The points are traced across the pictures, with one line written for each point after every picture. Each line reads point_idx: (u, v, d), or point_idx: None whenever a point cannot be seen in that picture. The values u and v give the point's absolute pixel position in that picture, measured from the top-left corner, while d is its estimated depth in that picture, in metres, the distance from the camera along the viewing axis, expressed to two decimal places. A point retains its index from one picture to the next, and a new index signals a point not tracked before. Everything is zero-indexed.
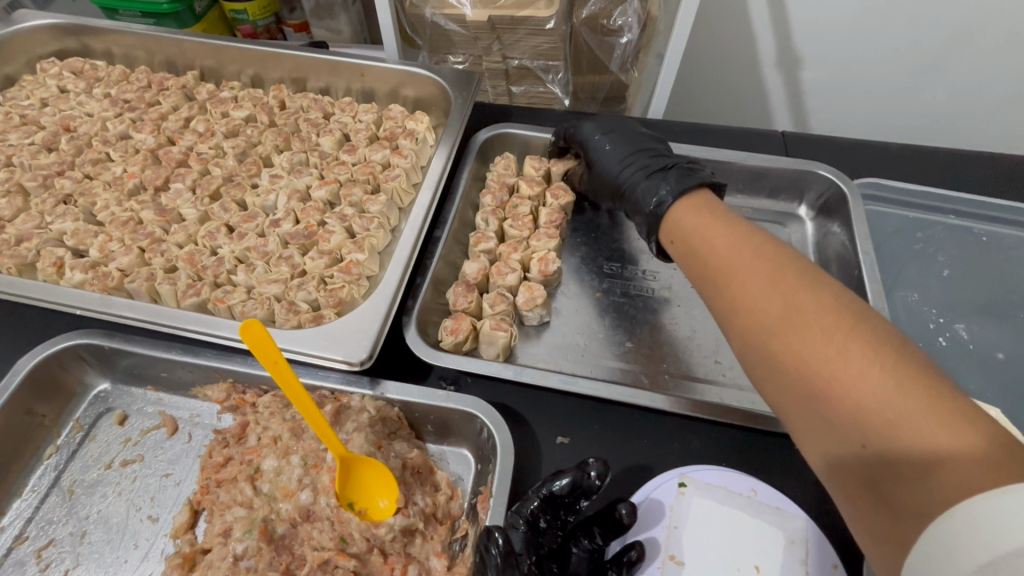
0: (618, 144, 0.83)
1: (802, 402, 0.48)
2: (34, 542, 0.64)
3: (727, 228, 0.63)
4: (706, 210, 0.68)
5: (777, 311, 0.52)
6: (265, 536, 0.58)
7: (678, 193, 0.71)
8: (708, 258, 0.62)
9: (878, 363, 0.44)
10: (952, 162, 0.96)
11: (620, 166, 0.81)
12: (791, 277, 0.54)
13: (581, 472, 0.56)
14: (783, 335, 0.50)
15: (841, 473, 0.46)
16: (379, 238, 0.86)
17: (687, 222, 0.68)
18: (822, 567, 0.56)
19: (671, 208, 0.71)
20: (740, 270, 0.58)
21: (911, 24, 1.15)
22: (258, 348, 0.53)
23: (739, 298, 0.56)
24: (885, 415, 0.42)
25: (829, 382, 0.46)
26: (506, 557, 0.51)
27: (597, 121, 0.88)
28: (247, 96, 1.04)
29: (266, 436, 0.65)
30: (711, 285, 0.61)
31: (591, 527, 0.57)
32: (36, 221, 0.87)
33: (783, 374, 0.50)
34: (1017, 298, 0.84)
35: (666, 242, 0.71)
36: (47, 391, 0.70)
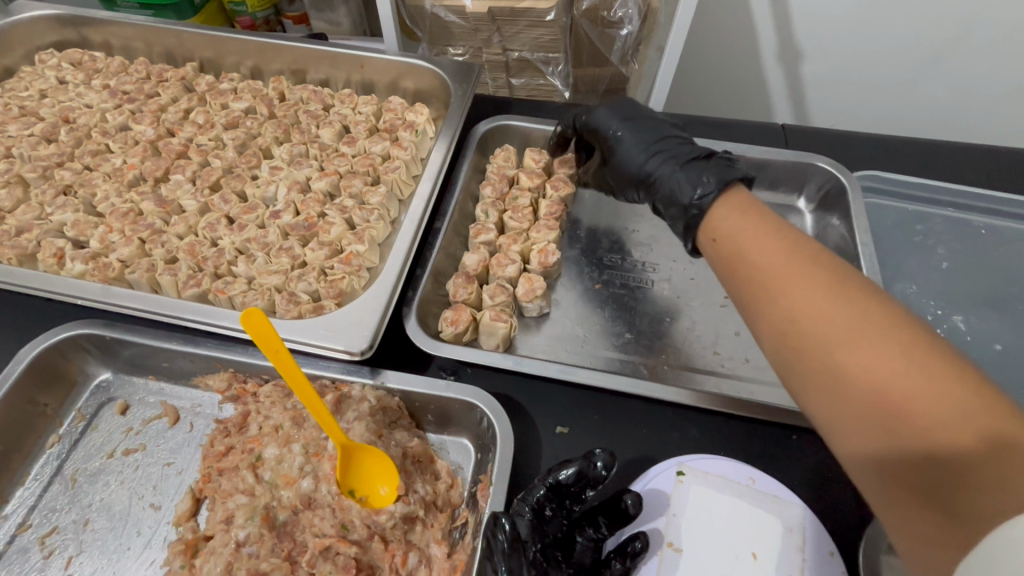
0: (644, 132, 0.79)
1: (857, 410, 0.47)
2: (37, 529, 0.64)
3: (769, 228, 0.60)
4: (743, 208, 0.64)
5: (832, 316, 0.50)
6: (267, 523, 0.59)
7: (721, 186, 0.67)
8: (751, 257, 0.58)
9: (943, 373, 0.43)
10: (951, 155, 0.96)
11: (645, 156, 0.77)
12: (843, 283, 0.52)
13: (587, 462, 0.56)
14: (840, 341, 0.48)
15: (893, 481, 0.44)
16: (379, 229, 0.86)
17: (727, 219, 0.64)
18: (819, 556, 0.56)
19: (713, 203, 0.67)
20: (788, 271, 0.55)
21: (912, 17, 1.15)
22: (261, 337, 0.54)
23: (787, 301, 0.53)
24: (953, 425, 0.42)
25: (892, 392, 0.45)
26: (513, 542, 0.52)
27: (613, 106, 0.83)
28: (246, 88, 1.04)
29: (268, 425, 0.65)
30: (751, 285, 0.57)
31: (596, 517, 0.57)
32: (36, 212, 0.87)
33: (836, 381, 0.48)
34: (1015, 291, 0.85)
35: (703, 237, 0.67)
36: (49, 381, 0.70)
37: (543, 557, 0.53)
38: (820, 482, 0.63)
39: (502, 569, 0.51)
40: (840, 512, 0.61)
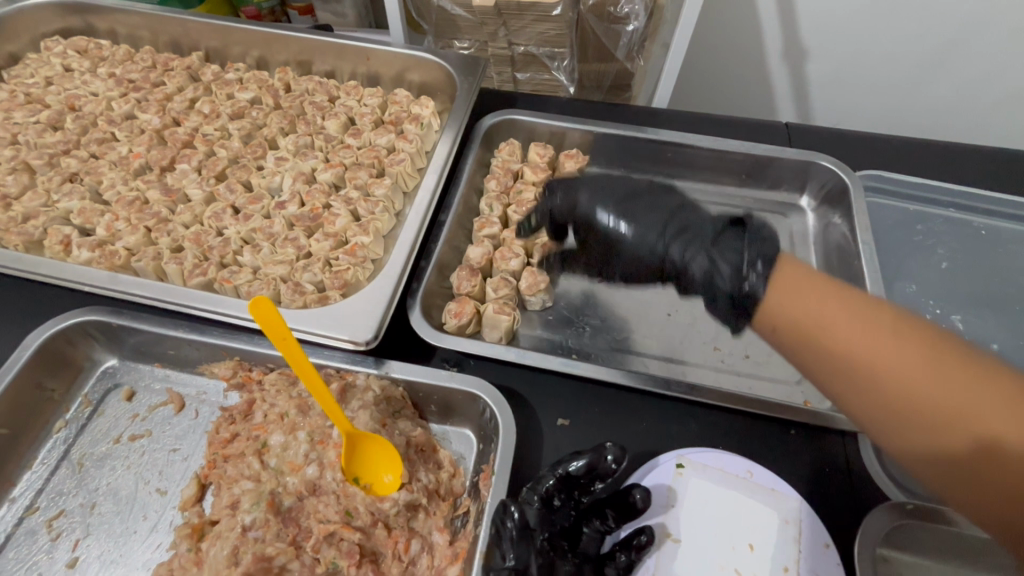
0: (647, 218, 0.74)
1: (953, 465, 0.50)
2: (45, 512, 0.65)
3: (826, 291, 0.59)
4: (795, 278, 0.61)
5: (924, 382, 0.52)
6: (272, 508, 0.59)
7: (768, 262, 0.65)
8: (824, 329, 0.57)
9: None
10: (953, 156, 0.97)
11: (666, 244, 0.72)
12: (916, 342, 0.53)
13: (597, 454, 0.57)
14: (931, 404, 0.51)
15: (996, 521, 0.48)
16: (384, 222, 0.87)
17: (783, 297, 0.61)
18: (814, 546, 0.57)
19: (764, 284, 0.63)
20: (848, 338, 0.56)
21: (918, 18, 1.15)
22: (269, 326, 0.54)
23: (872, 369, 0.54)
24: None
25: (985, 445, 0.48)
26: (523, 530, 0.52)
27: (589, 186, 0.79)
28: (252, 78, 1.05)
29: (273, 413, 0.66)
30: (829, 357, 0.57)
31: (604, 509, 0.57)
32: (42, 198, 0.87)
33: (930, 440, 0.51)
34: (1013, 291, 0.86)
35: (758, 319, 0.62)
36: (55, 366, 0.71)
37: (550, 548, 0.53)
38: (818, 475, 0.64)
39: (510, 556, 0.51)
40: (835, 505, 0.62)
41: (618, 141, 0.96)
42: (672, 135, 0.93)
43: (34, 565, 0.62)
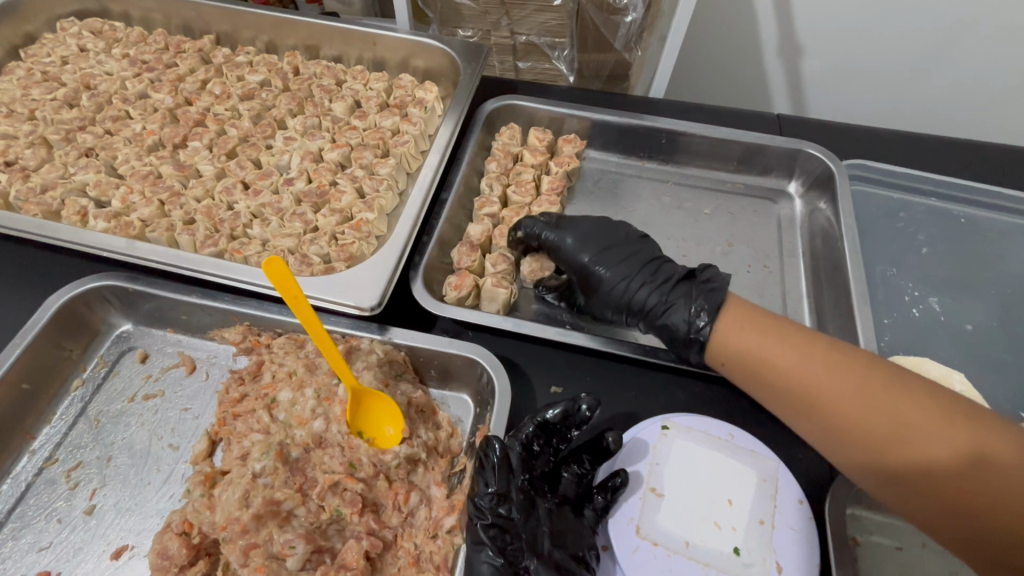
0: (615, 258, 0.75)
1: (899, 482, 0.55)
2: (63, 463, 0.69)
3: (773, 332, 0.64)
4: (750, 319, 0.65)
5: (869, 412, 0.57)
6: (281, 458, 0.63)
7: (713, 316, 0.67)
8: (781, 372, 0.62)
9: (956, 429, 0.53)
10: (937, 147, 1.01)
11: (631, 286, 0.73)
12: (858, 376, 0.59)
13: (572, 404, 0.62)
14: (876, 430, 0.56)
15: (946, 530, 0.53)
16: (388, 199, 0.90)
17: (740, 340, 0.65)
18: (788, 502, 0.61)
19: (710, 338, 0.67)
20: (797, 373, 0.61)
21: (907, 16, 1.19)
22: (282, 284, 0.57)
23: (823, 404, 0.59)
24: (983, 475, 0.51)
25: (922, 459, 0.54)
26: (505, 461, 0.57)
27: (575, 231, 0.78)
28: (262, 61, 1.08)
29: (281, 372, 0.70)
30: (789, 397, 0.62)
31: (580, 454, 0.63)
32: (59, 171, 0.91)
33: (877, 461, 0.56)
34: (989, 276, 0.90)
35: (711, 358, 0.68)
36: (73, 328, 0.75)
37: (529, 485, 0.58)
38: (792, 439, 0.68)
39: (492, 484, 0.56)
40: (806, 465, 0.66)
41: (615, 127, 0.99)
42: (667, 122, 0.97)
43: (53, 511, 0.66)
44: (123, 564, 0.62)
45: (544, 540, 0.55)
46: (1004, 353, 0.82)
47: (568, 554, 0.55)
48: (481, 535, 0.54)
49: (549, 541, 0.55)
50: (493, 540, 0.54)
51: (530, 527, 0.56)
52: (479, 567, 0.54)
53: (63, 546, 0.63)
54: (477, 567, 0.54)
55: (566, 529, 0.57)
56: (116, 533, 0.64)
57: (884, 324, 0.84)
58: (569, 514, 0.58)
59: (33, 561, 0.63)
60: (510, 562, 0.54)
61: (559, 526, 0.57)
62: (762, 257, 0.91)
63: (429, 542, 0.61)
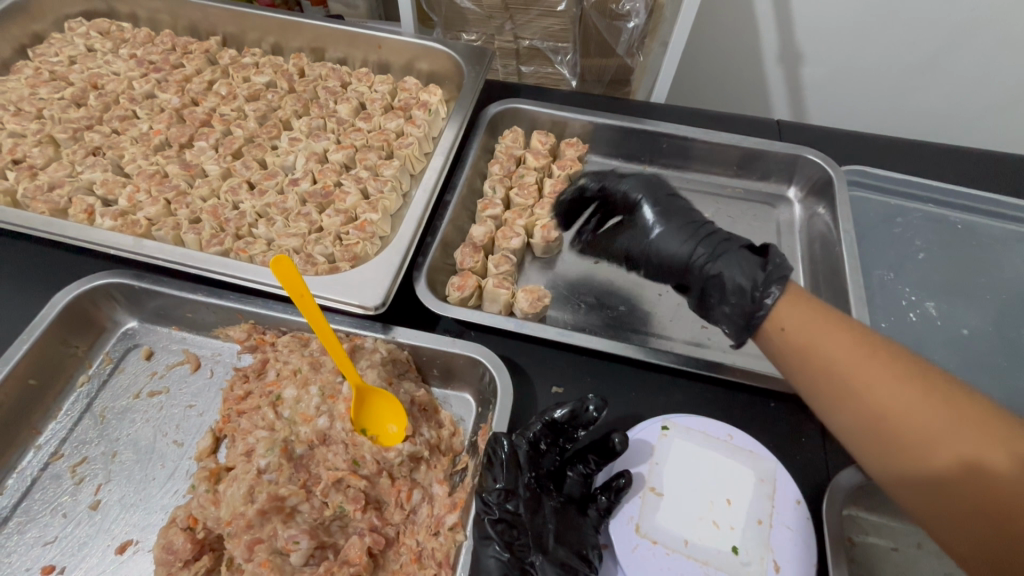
0: (678, 220, 0.75)
1: (918, 483, 0.54)
2: (68, 459, 0.69)
3: (821, 317, 0.62)
4: (801, 304, 0.64)
5: (908, 407, 0.55)
6: (286, 454, 0.63)
7: (784, 279, 0.65)
8: (826, 357, 0.60)
9: (997, 443, 0.51)
10: (934, 154, 1.02)
11: (691, 246, 0.72)
12: (904, 370, 0.57)
13: (580, 404, 0.62)
14: (910, 427, 0.54)
15: (952, 535, 0.52)
16: (392, 201, 0.91)
17: (796, 313, 0.63)
18: (786, 502, 0.62)
19: (776, 303, 0.64)
20: (841, 356, 0.59)
21: (906, 25, 1.20)
22: (287, 282, 0.58)
23: (861, 391, 0.57)
24: (1011, 490, 0.49)
25: (967, 471, 0.51)
26: (514, 457, 0.59)
27: (642, 182, 0.80)
28: (268, 63, 1.09)
29: (286, 369, 0.70)
30: (825, 377, 0.60)
31: (586, 454, 0.63)
32: (67, 169, 0.92)
33: (898, 455, 0.55)
34: (985, 281, 0.91)
35: (767, 323, 0.65)
36: (80, 325, 0.75)
37: (535, 483, 0.59)
38: (789, 440, 0.69)
39: (501, 480, 0.58)
40: (803, 466, 0.67)
41: (616, 131, 1.00)
42: (668, 126, 0.98)
43: (59, 506, 0.66)
44: (128, 559, 0.63)
45: (549, 537, 0.56)
46: (999, 357, 0.83)
47: (572, 551, 0.56)
48: (489, 530, 0.56)
49: (554, 538, 0.56)
50: (500, 535, 0.55)
51: (537, 524, 0.57)
52: (486, 562, 0.55)
53: (68, 540, 0.64)
54: (484, 561, 0.55)
55: (570, 527, 0.58)
56: (121, 528, 0.65)
57: (881, 328, 0.85)
58: (573, 513, 0.59)
59: (38, 554, 0.63)
60: (516, 556, 0.55)
61: (563, 524, 0.58)
62: None
63: (431, 539, 0.62)
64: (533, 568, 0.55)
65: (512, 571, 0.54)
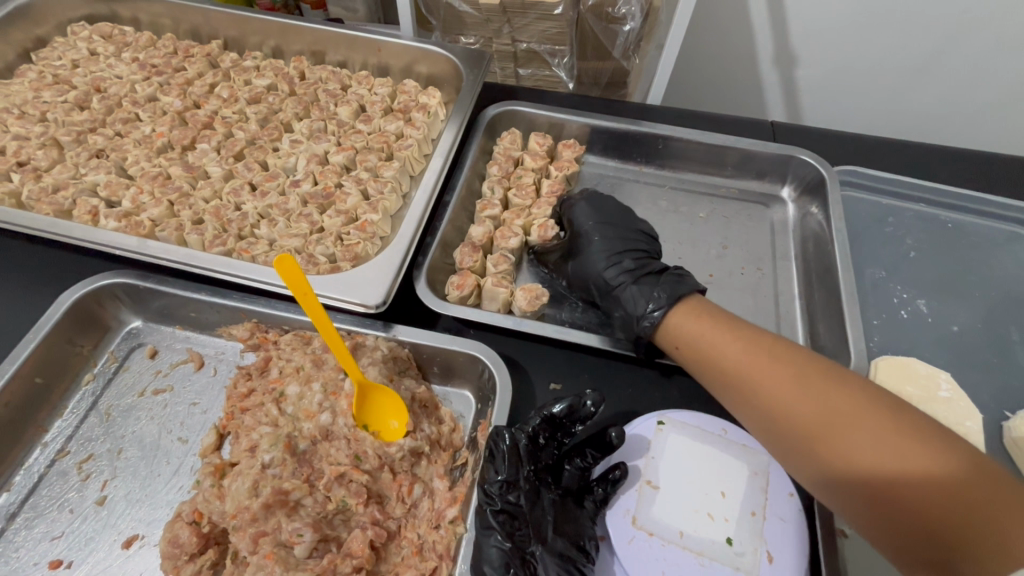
0: (607, 236, 0.83)
1: (834, 486, 0.55)
2: (75, 456, 0.71)
3: (727, 333, 0.67)
4: (705, 320, 0.69)
5: (802, 405, 0.59)
6: (289, 449, 0.65)
7: (670, 302, 0.71)
8: (732, 371, 0.64)
9: (879, 430, 0.54)
10: (926, 154, 1.04)
11: (608, 262, 0.79)
12: (786, 371, 0.61)
13: (578, 399, 0.64)
14: (802, 425, 0.58)
15: (873, 528, 0.53)
16: (392, 202, 0.93)
17: (690, 326, 0.69)
18: (778, 494, 0.63)
19: (655, 325, 0.71)
20: (745, 370, 0.63)
21: (898, 27, 1.22)
22: (291, 282, 0.59)
23: (762, 395, 0.61)
24: (898, 474, 0.52)
25: (871, 467, 0.53)
26: (515, 451, 0.60)
27: (589, 201, 0.88)
28: (269, 66, 1.10)
29: (289, 367, 0.72)
30: (726, 386, 0.65)
31: (584, 448, 0.64)
32: (71, 171, 0.93)
33: (800, 454, 0.58)
34: (975, 279, 0.93)
35: (664, 340, 0.71)
36: (85, 324, 0.76)
37: (535, 477, 0.61)
38: None
39: (502, 472, 0.59)
40: None
41: (612, 133, 1.02)
42: (664, 128, 1.00)
43: (66, 501, 0.67)
44: (134, 554, 0.64)
45: (548, 528, 0.58)
46: (988, 353, 0.85)
47: (571, 543, 0.58)
48: (490, 520, 0.57)
49: (553, 530, 0.58)
50: (501, 526, 0.56)
51: (537, 515, 0.58)
52: (488, 552, 0.56)
53: (75, 535, 0.65)
54: (485, 551, 0.56)
55: (569, 519, 0.59)
56: (127, 523, 0.66)
57: (873, 325, 0.87)
58: (572, 505, 0.61)
59: (45, 549, 0.64)
60: (517, 546, 0.56)
61: (562, 516, 0.59)
62: (755, 260, 0.94)
63: (432, 532, 0.63)
64: (533, 558, 0.56)
65: (514, 561, 0.55)
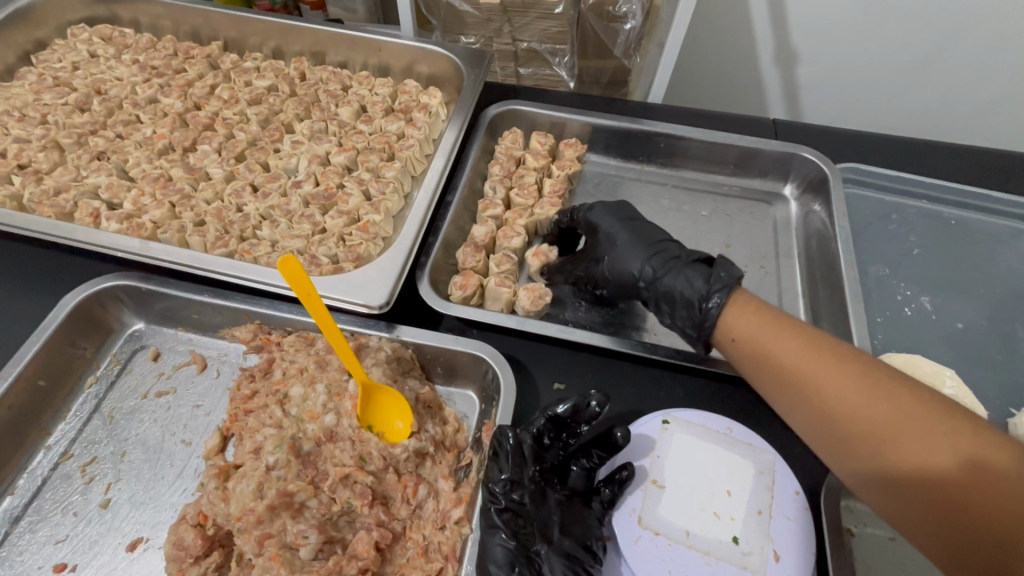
0: (633, 232, 0.78)
1: (883, 485, 0.55)
2: (78, 459, 0.70)
3: (780, 329, 0.64)
4: (760, 316, 0.65)
5: (861, 406, 0.57)
6: (294, 451, 0.64)
7: (725, 290, 0.67)
8: (783, 364, 0.62)
9: (951, 437, 0.52)
10: (928, 151, 1.03)
11: (644, 258, 0.75)
12: (851, 370, 0.59)
13: (582, 400, 0.63)
14: (865, 426, 0.56)
15: (920, 529, 0.52)
16: (394, 202, 0.92)
17: (745, 321, 0.66)
18: (786, 493, 0.63)
19: (719, 309, 0.67)
20: (800, 366, 0.61)
21: (899, 24, 1.22)
22: (296, 283, 0.59)
23: (813, 392, 0.60)
24: (971, 485, 0.49)
25: (929, 471, 0.52)
26: (520, 451, 0.60)
27: (602, 204, 0.83)
28: (269, 67, 1.10)
29: (293, 368, 0.72)
30: (781, 382, 0.63)
31: (590, 449, 0.64)
32: (72, 174, 0.93)
33: (859, 454, 0.57)
34: (979, 275, 0.92)
35: (718, 334, 0.68)
36: (88, 327, 0.76)
37: (540, 476, 0.60)
38: (787, 433, 0.71)
39: (506, 471, 0.59)
40: (800, 458, 0.69)
41: (614, 131, 1.02)
42: (666, 126, 1.00)
43: (69, 505, 0.67)
44: (139, 556, 0.64)
45: (553, 529, 0.58)
46: (992, 350, 0.85)
47: (576, 543, 0.58)
48: (495, 519, 0.57)
49: (559, 530, 0.57)
50: (506, 524, 0.57)
51: (542, 515, 0.58)
52: (492, 551, 0.56)
53: (79, 538, 0.65)
54: (490, 550, 0.56)
55: (574, 519, 0.59)
56: (132, 526, 0.66)
57: (877, 322, 0.87)
58: (577, 505, 0.60)
59: (50, 552, 0.64)
60: (522, 545, 0.56)
61: (567, 516, 0.59)
62: (758, 258, 0.94)
63: (437, 533, 0.63)
64: (538, 558, 0.56)
65: (518, 560, 0.55)
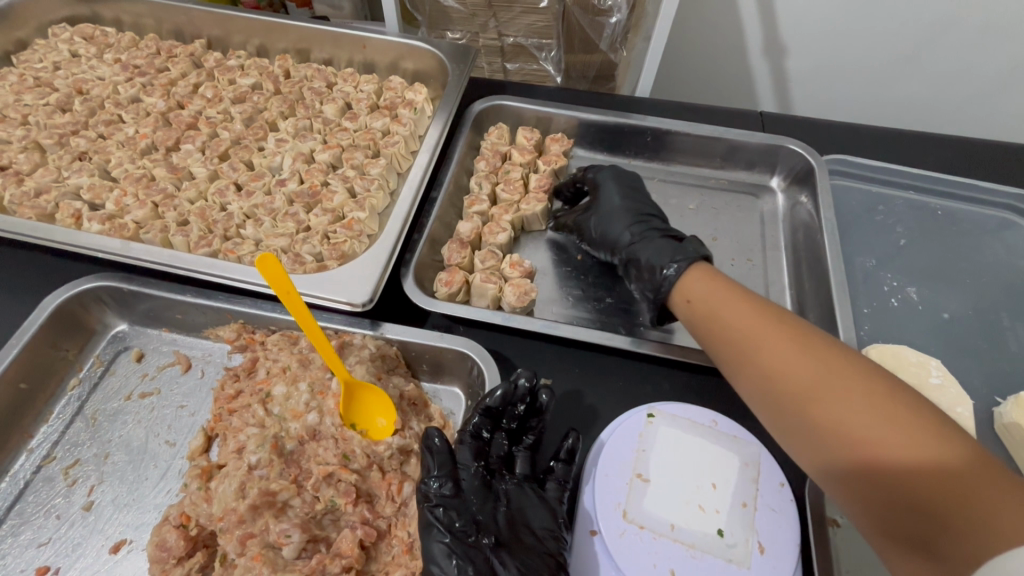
0: (625, 202, 0.85)
1: (813, 451, 0.54)
2: (61, 461, 0.70)
3: (735, 298, 0.65)
4: (719, 284, 0.68)
5: (796, 372, 0.57)
6: (276, 450, 0.64)
7: (684, 261, 0.71)
8: (730, 329, 0.64)
9: (880, 405, 0.51)
10: (915, 142, 1.03)
11: (624, 228, 0.81)
12: (797, 336, 0.59)
13: (511, 385, 0.64)
14: (802, 386, 0.56)
15: (845, 497, 0.51)
16: (379, 199, 0.92)
17: (703, 284, 0.69)
18: (771, 485, 0.63)
19: (676, 275, 0.71)
20: (745, 332, 0.62)
21: (888, 14, 1.21)
22: (274, 280, 0.59)
23: (756, 357, 0.61)
24: (891, 451, 0.48)
25: (854, 437, 0.51)
26: (446, 450, 0.61)
27: (611, 171, 0.91)
28: (253, 65, 1.09)
29: (276, 367, 0.71)
30: (728, 343, 0.64)
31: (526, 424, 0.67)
32: (53, 175, 0.92)
33: (791, 420, 0.56)
34: (966, 266, 0.92)
35: (674, 295, 0.71)
36: (70, 329, 0.76)
37: (483, 471, 0.62)
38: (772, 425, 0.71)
39: (434, 469, 0.59)
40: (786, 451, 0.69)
41: (600, 126, 1.02)
42: (652, 120, 0.99)
43: (53, 507, 0.67)
44: (122, 558, 0.64)
45: (502, 521, 0.58)
46: (978, 339, 0.85)
47: (537, 531, 0.59)
48: (429, 517, 0.56)
49: (507, 521, 0.58)
50: (440, 519, 0.56)
51: (490, 511, 0.58)
52: (432, 549, 0.54)
53: (62, 541, 0.65)
54: (431, 550, 0.54)
55: (524, 505, 0.60)
56: (115, 528, 0.65)
57: (863, 313, 0.87)
58: (528, 490, 0.62)
59: (32, 555, 0.64)
60: (462, 541, 0.55)
61: (515, 503, 0.60)
62: (745, 250, 0.93)
63: None
64: (485, 550, 0.55)
65: (459, 552, 0.54)
